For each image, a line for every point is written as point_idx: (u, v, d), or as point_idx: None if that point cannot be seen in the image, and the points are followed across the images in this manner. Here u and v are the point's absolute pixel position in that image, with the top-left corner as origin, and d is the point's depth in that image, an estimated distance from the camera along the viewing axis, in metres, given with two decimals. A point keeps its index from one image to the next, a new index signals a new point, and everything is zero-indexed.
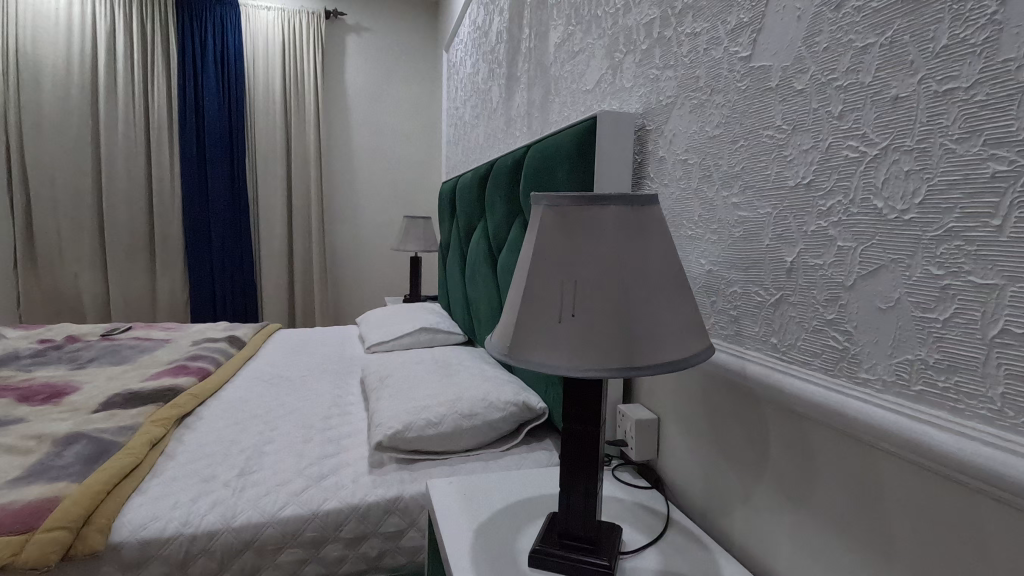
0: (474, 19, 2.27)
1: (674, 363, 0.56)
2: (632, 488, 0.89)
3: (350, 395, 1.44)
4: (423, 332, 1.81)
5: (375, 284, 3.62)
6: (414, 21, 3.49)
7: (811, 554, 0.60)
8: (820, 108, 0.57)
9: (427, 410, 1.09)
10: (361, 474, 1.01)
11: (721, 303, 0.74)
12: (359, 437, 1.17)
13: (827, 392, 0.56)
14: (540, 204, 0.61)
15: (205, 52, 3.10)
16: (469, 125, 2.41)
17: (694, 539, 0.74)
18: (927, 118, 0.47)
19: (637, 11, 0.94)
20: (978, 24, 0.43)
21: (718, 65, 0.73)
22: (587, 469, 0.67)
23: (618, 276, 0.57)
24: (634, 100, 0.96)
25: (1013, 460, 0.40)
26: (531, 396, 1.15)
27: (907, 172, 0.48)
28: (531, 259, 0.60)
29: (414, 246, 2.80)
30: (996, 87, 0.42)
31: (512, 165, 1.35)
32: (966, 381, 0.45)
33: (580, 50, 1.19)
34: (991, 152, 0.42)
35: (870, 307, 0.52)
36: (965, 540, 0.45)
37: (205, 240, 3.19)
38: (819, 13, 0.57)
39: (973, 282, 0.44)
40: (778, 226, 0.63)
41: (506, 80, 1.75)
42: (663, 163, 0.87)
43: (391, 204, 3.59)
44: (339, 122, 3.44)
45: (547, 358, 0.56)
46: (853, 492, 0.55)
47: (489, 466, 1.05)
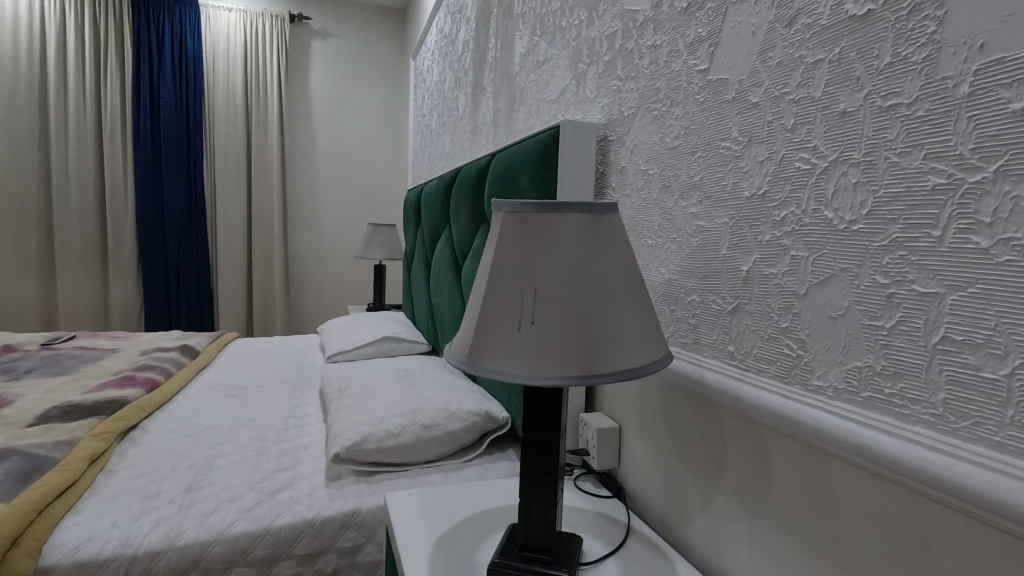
0: (441, 28, 2.27)
1: (632, 371, 0.56)
2: (593, 497, 0.88)
3: (309, 406, 1.40)
4: (386, 340, 1.77)
5: (339, 292, 3.55)
6: (380, 28, 3.46)
7: (767, 561, 0.61)
8: (773, 121, 0.59)
9: (386, 420, 1.06)
10: (317, 488, 0.98)
11: (680, 311, 0.75)
12: (316, 449, 1.14)
13: (782, 400, 0.57)
14: (500, 210, 0.61)
15: (162, 50, 2.99)
16: (435, 133, 2.39)
17: (654, 548, 0.74)
18: (873, 132, 0.48)
19: (600, 23, 0.95)
20: (918, 43, 0.45)
21: (678, 77, 0.74)
22: (548, 479, 0.66)
23: (580, 284, 0.56)
24: (596, 110, 0.97)
25: (954, 464, 0.41)
26: (494, 405, 1.14)
27: (855, 185, 0.50)
28: (491, 266, 0.59)
29: (378, 254, 2.76)
30: (936, 103, 0.43)
31: (477, 173, 1.35)
32: (911, 388, 0.46)
33: (545, 60, 1.20)
34: (932, 166, 0.44)
35: (822, 315, 0.53)
36: (911, 545, 0.46)
37: (160, 245, 3.08)
38: (772, 29, 0.59)
39: (916, 291, 0.45)
40: (735, 235, 0.64)
41: (473, 89, 1.75)
42: (625, 174, 0.88)
43: (356, 211, 3.53)
44: (303, 128, 3.38)
45: (505, 367, 0.55)
46: (807, 497, 0.56)
47: (450, 478, 1.03)
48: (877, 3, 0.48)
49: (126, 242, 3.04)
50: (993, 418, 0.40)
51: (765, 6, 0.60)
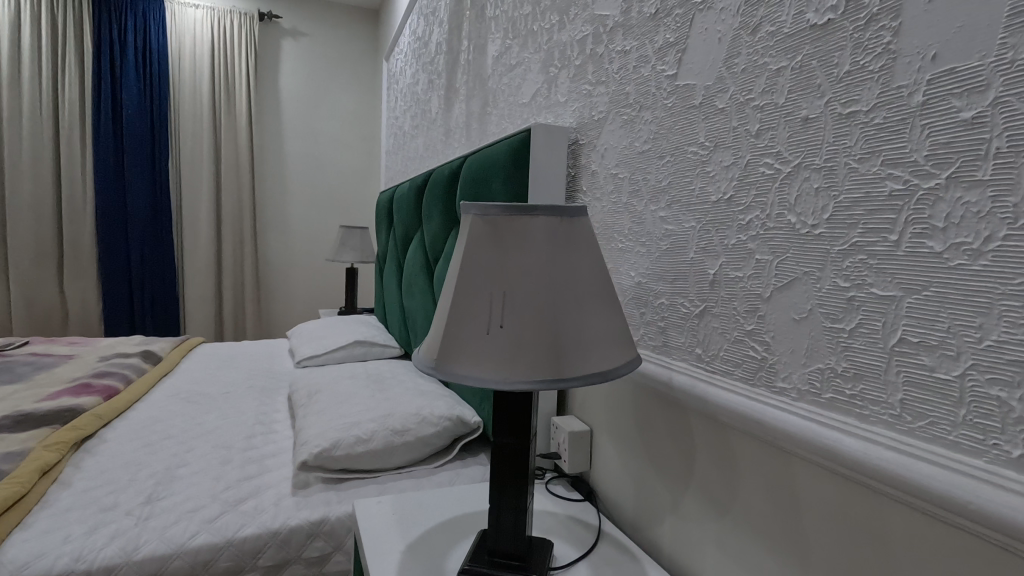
0: (414, 30, 2.25)
1: (602, 374, 0.56)
2: (564, 501, 0.88)
3: (276, 412, 1.37)
4: (357, 344, 1.75)
5: (311, 296, 3.48)
6: (352, 29, 3.42)
7: (735, 562, 0.61)
8: (739, 126, 0.60)
9: (356, 426, 1.04)
10: (284, 496, 0.95)
11: (650, 314, 0.76)
12: (283, 457, 1.11)
13: (748, 402, 0.58)
14: (468, 213, 0.60)
15: (124, 47, 2.90)
16: (408, 135, 2.37)
17: (625, 551, 0.74)
18: (834, 138, 0.49)
19: (571, 27, 0.96)
20: (874, 52, 0.46)
21: (647, 83, 0.75)
22: (518, 484, 0.66)
23: (549, 287, 0.56)
24: (568, 114, 0.97)
25: (911, 463, 0.42)
26: (466, 409, 1.13)
27: (816, 190, 0.51)
28: (460, 269, 0.58)
29: (351, 257, 2.72)
30: (892, 111, 0.44)
31: (449, 176, 1.34)
32: (871, 389, 0.47)
33: (517, 63, 1.20)
34: (889, 172, 0.45)
35: (785, 318, 0.54)
36: (871, 543, 0.47)
37: (122, 247, 2.98)
38: (737, 36, 0.60)
39: (875, 294, 0.46)
40: (702, 239, 0.65)
41: (446, 92, 1.74)
42: (595, 177, 0.88)
43: (328, 213, 3.48)
44: (273, 129, 3.32)
45: (474, 372, 0.54)
46: (773, 497, 0.56)
47: (421, 484, 1.02)
48: (837, 13, 0.49)
49: (86, 244, 2.93)
50: (947, 418, 0.41)
51: (730, 13, 0.61)
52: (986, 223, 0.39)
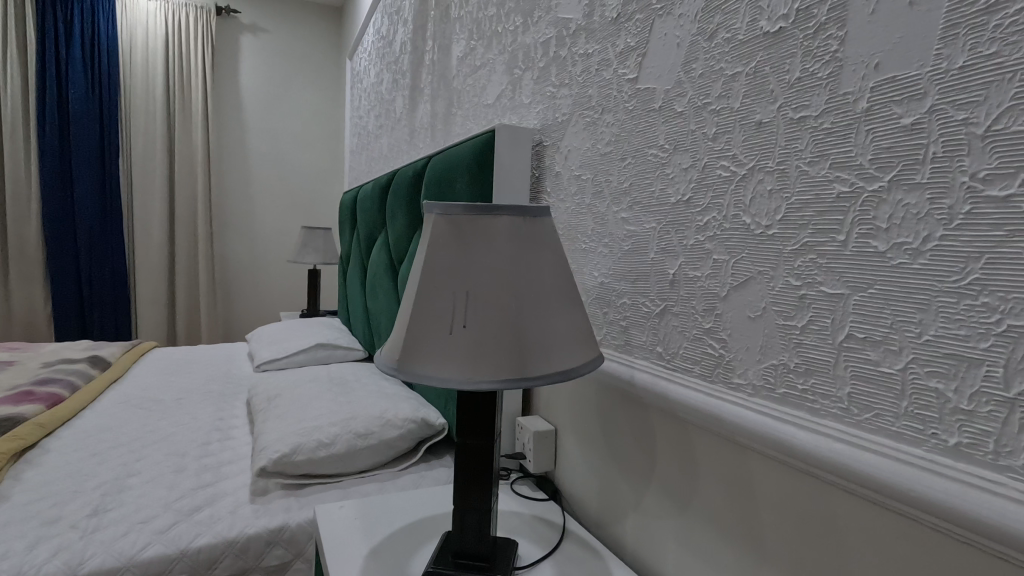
0: (378, 29, 2.23)
1: (565, 372, 0.57)
2: (529, 500, 0.88)
3: (234, 418, 1.32)
4: (319, 347, 1.71)
5: (271, 298, 3.39)
6: (314, 26, 3.36)
7: (695, 556, 0.63)
8: (697, 129, 0.61)
9: (317, 430, 1.02)
10: (241, 504, 0.93)
11: (612, 313, 0.77)
12: (241, 464, 1.08)
13: (706, 398, 0.59)
14: (431, 212, 0.59)
15: (71, 37, 2.77)
16: (372, 135, 2.34)
17: (589, 550, 0.74)
18: (786, 142, 0.51)
19: (534, 29, 0.96)
20: (823, 59, 0.48)
21: (609, 86, 0.76)
22: (482, 484, 0.66)
23: (513, 286, 0.56)
24: (532, 116, 0.98)
25: (859, 454, 0.44)
26: (430, 411, 1.12)
27: (770, 192, 0.52)
28: (422, 270, 0.58)
29: (313, 258, 2.67)
30: (840, 116, 0.46)
31: (414, 176, 1.33)
32: (821, 383, 0.49)
33: (481, 64, 1.20)
34: (836, 175, 0.47)
35: (741, 316, 0.56)
36: (824, 532, 0.48)
37: (69, 247, 2.84)
38: (695, 42, 0.61)
39: (825, 292, 0.48)
40: (662, 240, 0.66)
41: (410, 92, 1.73)
42: (559, 179, 0.89)
43: (289, 213, 3.40)
44: (232, 127, 3.22)
45: (437, 372, 0.54)
46: (730, 491, 0.58)
47: (384, 488, 1.00)
48: (788, 21, 0.51)
49: (31, 243, 2.78)
50: (891, 410, 0.43)
51: (688, 19, 0.62)
52: (924, 224, 0.40)
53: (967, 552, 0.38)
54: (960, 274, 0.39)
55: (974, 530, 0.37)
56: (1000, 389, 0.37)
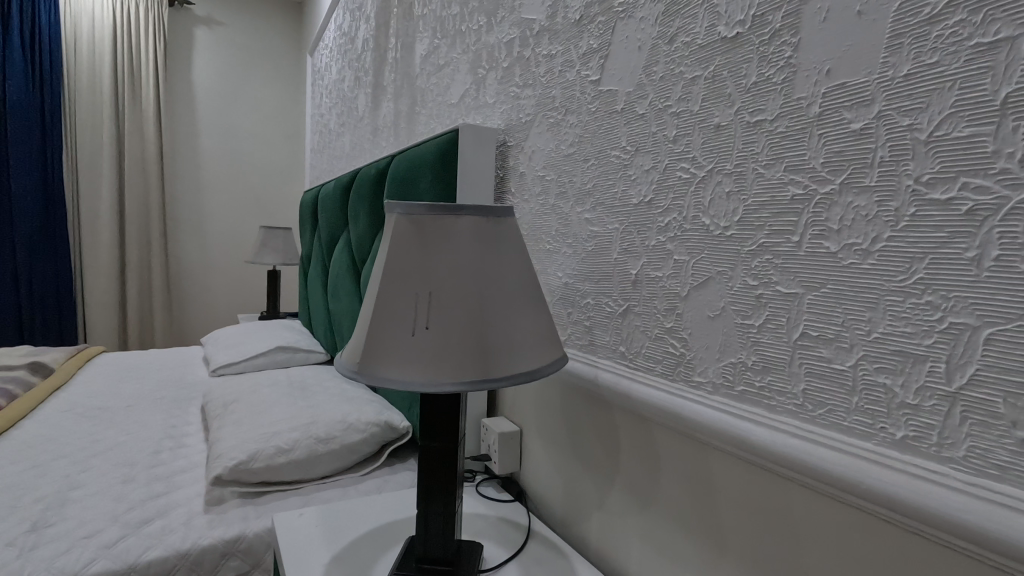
0: (340, 25, 2.18)
1: (528, 374, 0.56)
2: (494, 502, 0.88)
3: (188, 425, 1.27)
4: (279, 351, 1.66)
5: (228, 300, 3.28)
6: (273, 20, 3.28)
7: (657, 552, 0.63)
8: (658, 131, 0.62)
9: (277, 435, 0.99)
10: (195, 515, 0.89)
11: (576, 314, 0.77)
12: (195, 473, 1.04)
13: (668, 396, 0.60)
14: (393, 212, 0.58)
15: (9, 23, 2.61)
16: (334, 133, 2.29)
17: (554, 549, 0.74)
18: (743, 145, 0.52)
19: (498, 29, 0.96)
20: (777, 65, 0.49)
21: (572, 87, 0.76)
22: (446, 487, 0.65)
23: (476, 287, 0.56)
24: (496, 116, 0.97)
25: (813, 448, 0.45)
26: (394, 414, 1.10)
27: (728, 194, 0.54)
28: (383, 271, 0.57)
29: (272, 259, 2.60)
30: (794, 120, 0.47)
31: (376, 175, 1.31)
32: (777, 380, 0.50)
33: (445, 63, 1.19)
34: (791, 177, 0.48)
35: (701, 315, 0.57)
36: (779, 525, 0.50)
37: (7, 245, 2.66)
38: (656, 45, 0.62)
39: (780, 292, 0.49)
40: (625, 241, 0.67)
41: (372, 90, 1.70)
42: (524, 179, 0.89)
43: (247, 212, 3.30)
44: (186, 122, 3.10)
45: (399, 375, 0.53)
46: (691, 487, 0.59)
47: (347, 493, 0.98)
48: (744, 27, 0.52)
49: None
50: (842, 405, 0.45)
51: (649, 22, 0.63)
52: (872, 225, 0.42)
53: (912, 540, 0.40)
54: (905, 274, 0.40)
55: (919, 519, 0.38)
56: (942, 383, 0.38)
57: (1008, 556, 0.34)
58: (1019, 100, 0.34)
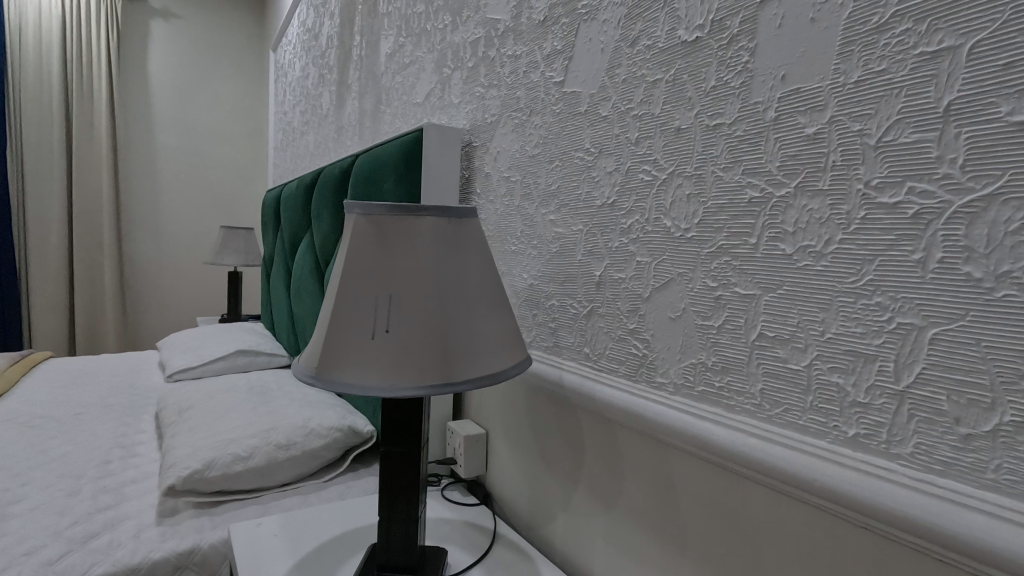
0: (304, 21, 2.14)
1: (492, 376, 0.56)
2: (459, 506, 0.87)
3: (140, 433, 1.22)
4: (239, 355, 1.61)
5: (187, 302, 3.17)
6: (233, 15, 3.19)
7: (621, 553, 0.64)
8: (620, 133, 0.62)
9: (234, 443, 0.96)
10: (146, 527, 0.85)
11: (541, 315, 0.77)
12: (147, 483, 0.99)
13: (631, 397, 0.60)
14: (352, 212, 0.57)
15: None
16: (298, 132, 2.24)
17: (519, 553, 0.74)
18: (703, 148, 0.53)
19: (463, 28, 0.95)
20: (735, 70, 0.50)
21: (536, 89, 0.76)
22: (408, 493, 0.64)
23: (438, 289, 0.55)
24: (461, 116, 0.97)
25: (770, 447, 0.46)
26: (358, 419, 1.08)
27: (688, 196, 0.54)
28: (343, 273, 0.55)
29: (233, 260, 2.52)
30: (751, 124, 0.48)
31: (339, 175, 1.28)
32: (735, 380, 0.51)
33: (410, 62, 1.17)
34: (748, 180, 0.49)
35: (663, 316, 0.57)
36: (739, 524, 0.50)
37: None
38: (618, 48, 0.62)
39: (738, 293, 0.50)
40: (589, 242, 0.67)
41: (337, 88, 1.67)
42: (489, 180, 0.89)
43: (207, 211, 3.20)
44: (141, 118, 2.99)
45: (359, 380, 0.52)
46: (653, 488, 0.59)
47: (308, 501, 0.96)
48: (704, 31, 0.52)
49: None
50: (797, 404, 0.46)
51: (612, 25, 0.63)
52: (825, 228, 0.43)
53: (864, 536, 0.41)
54: (856, 276, 0.41)
55: (870, 514, 0.39)
56: (891, 382, 0.39)
57: (953, 549, 0.35)
58: (960, 108, 0.35)
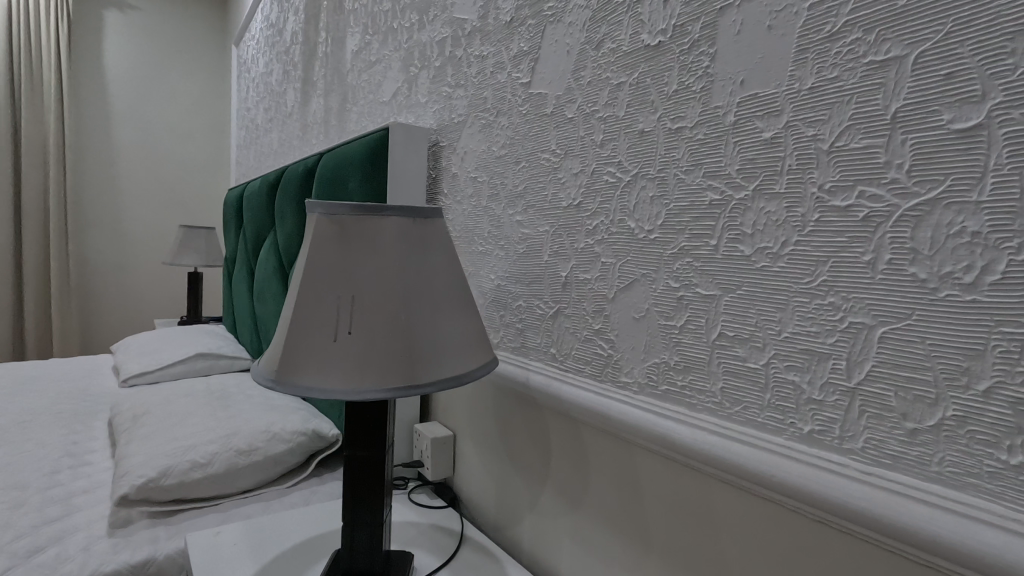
0: (267, 15, 2.09)
1: (457, 377, 0.55)
2: (426, 509, 0.86)
3: (92, 441, 1.17)
4: (200, 358, 1.56)
5: (145, 303, 3.06)
6: (194, 8, 3.09)
7: (588, 553, 0.64)
8: (585, 135, 0.63)
9: (192, 449, 0.93)
10: (97, 539, 0.82)
11: (508, 316, 0.77)
12: (99, 493, 0.95)
13: (596, 397, 0.61)
14: (314, 211, 0.56)
15: None
16: (261, 129, 2.19)
17: (486, 554, 0.74)
18: (665, 152, 0.53)
19: (430, 27, 0.94)
20: (697, 74, 0.50)
21: (503, 89, 0.76)
22: (373, 497, 0.63)
23: (403, 290, 0.54)
24: (428, 116, 0.96)
25: (730, 444, 0.47)
26: (323, 422, 1.06)
27: (651, 198, 0.55)
28: (304, 273, 0.54)
29: (193, 260, 2.44)
30: (712, 127, 0.49)
31: (303, 174, 1.26)
32: (697, 379, 0.51)
33: (376, 60, 1.16)
34: (709, 183, 0.50)
35: (627, 317, 0.58)
36: (701, 521, 0.51)
37: None
38: (583, 51, 0.63)
39: (699, 294, 0.51)
40: (555, 243, 0.67)
41: (302, 84, 1.64)
42: (456, 180, 0.88)
43: (166, 209, 3.09)
44: (95, 112, 2.87)
45: (321, 382, 0.51)
46: (618, 487, 0.60)
47: (270, 507, 0.93)
48: (666, 36, 0.53)
49: None
50: (756, 402, 0.47)
51: (577, 27, 0.64)
52: (782, 230, 0.44)
53: (818, 529, 0.42)
54: (812, 277, 0.42)
55: (824, 508, 0.41)
56: (844, 379, 0.41)
57: (901, 540, 0.36)
58: (906, 116, 0.37)
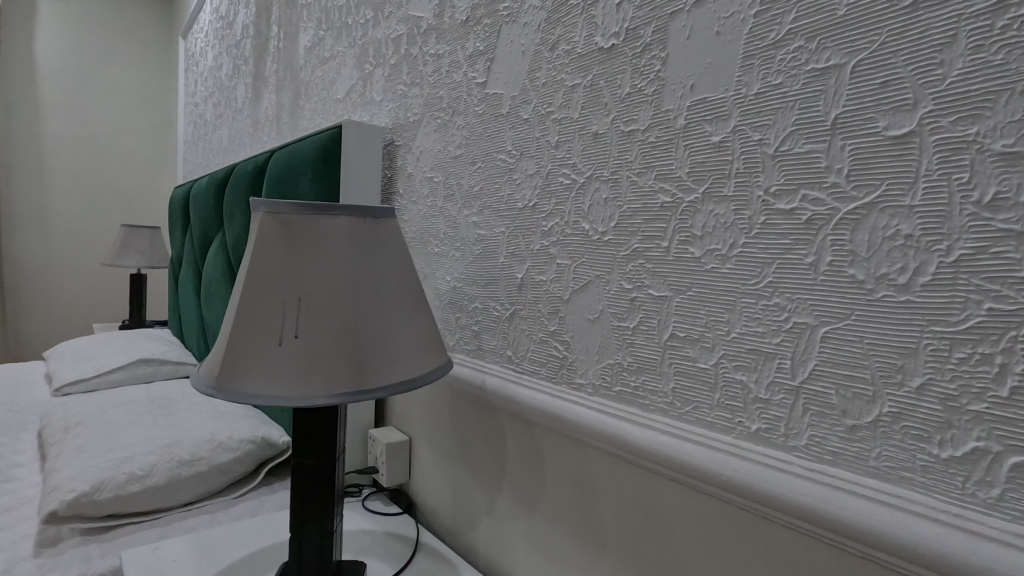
0: (216, 7, 2.01)
1: (409, 382, 0.54)
2: (380, 517, 0.84)
3: (18, 455, 1.09)
4: (141, 364, 1.48)
5: (83, 307, 2.90)
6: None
7: (543, 556, 0.63)
8: (541, 136, 0.62)
9: (129, 460, 0.88)
10: (20, 560, 0.76)
11: (463, 318, 0.76)
12: (25, 511, 0.89)
13: (551, 399, 0.60)
14: (259, 210, 0.53)
15: None
16: (210, 125, 2.10)
17: (441, 561, 0.73)
18: (618, 153, 0.54)
19: (385, 24, 0.93)
20: (648, 78, 0.51)
21: (459, 88, 0.75)
22: (322, 506, 0.60)
23: (353, 292, 0.53)
24: (383, 114, 0.94)
25: (681, 444, 0.48)
26: (272, 429, 1.02)
27: (605, 200, 0.55)
28: (247, 274, 0.52)
29: (135, 260, 2.32)
30: (663, 130, 0.50)
31: (252, 171, 1.21)
32: (650, 380, 0.52)
33: (330, 55, 1.13)
34: (660, 186, 0.50)
35: (582, 318, 0.58)
36: (654, 521, 0.51)
37: None
38: (539, 52, 0.62)
39: (652, 295, 0.51)
40: (511, 244, 0.67)
41: (252, 79, 1.58)
42: (412, 180, 0.87)
43: (104, 207, 2.94)
44: (24, 103, 2.69)
45: (264, 389, 0.48)
46: (573, 489, 0.60)
47: (215, 519, 0.89)
48: (619, 39, 0.54)
49: None
50: (706, 402, 0.47)
51: (532, 28, 0.63)
52: (730, 233, 0.45)
53: (763, 525, 0.43)
54: (757, 278, 0.43)
55: (770, 504, 0.41)
56: (788, 378, 0.42)
57: (841, 534, 0.38)
58: (846, 121, 0.38)
